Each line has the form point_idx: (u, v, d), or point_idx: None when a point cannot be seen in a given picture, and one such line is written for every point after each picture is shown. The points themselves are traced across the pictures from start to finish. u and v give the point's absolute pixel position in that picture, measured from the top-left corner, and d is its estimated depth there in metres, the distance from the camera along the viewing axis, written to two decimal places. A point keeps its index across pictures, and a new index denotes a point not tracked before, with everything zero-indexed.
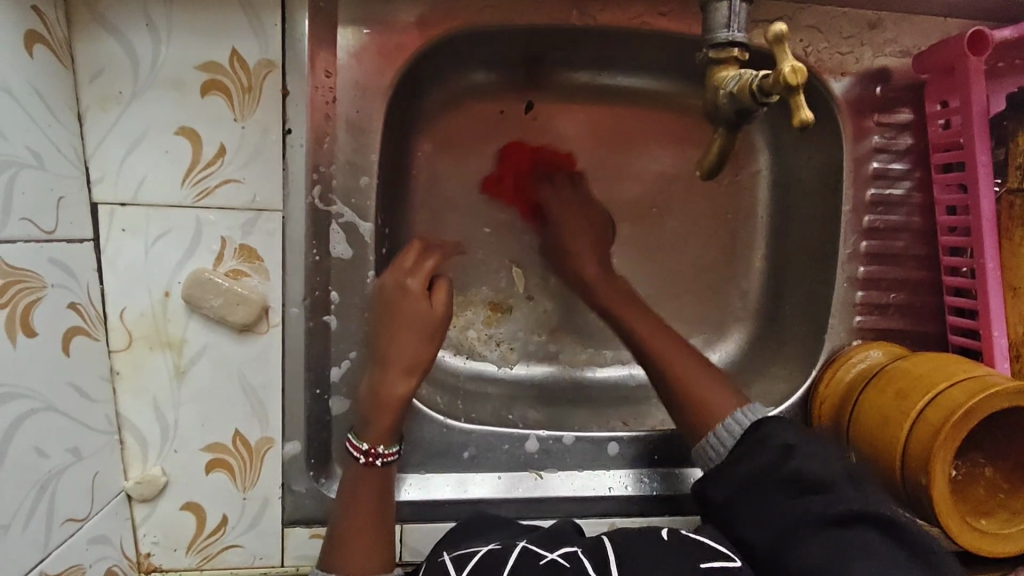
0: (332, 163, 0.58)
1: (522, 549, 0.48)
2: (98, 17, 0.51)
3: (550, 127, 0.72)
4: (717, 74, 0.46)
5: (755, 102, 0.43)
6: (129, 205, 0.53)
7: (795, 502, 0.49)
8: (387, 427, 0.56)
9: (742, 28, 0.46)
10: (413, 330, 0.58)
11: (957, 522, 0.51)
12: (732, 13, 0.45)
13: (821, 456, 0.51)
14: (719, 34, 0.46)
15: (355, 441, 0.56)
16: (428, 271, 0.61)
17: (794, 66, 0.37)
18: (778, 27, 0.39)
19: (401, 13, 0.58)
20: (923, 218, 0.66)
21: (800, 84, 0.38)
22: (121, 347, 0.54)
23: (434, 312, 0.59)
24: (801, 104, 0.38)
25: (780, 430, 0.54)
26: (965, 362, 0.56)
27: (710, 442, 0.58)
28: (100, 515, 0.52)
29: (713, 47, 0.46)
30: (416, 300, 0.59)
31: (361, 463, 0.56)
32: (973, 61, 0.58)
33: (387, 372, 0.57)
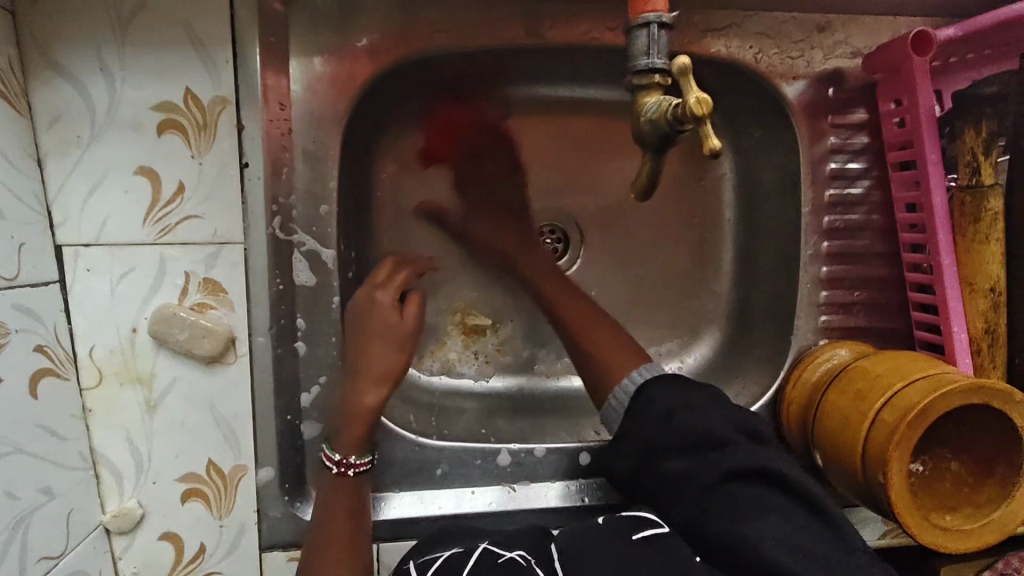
0: (291, 193, 0.58)
1: (482, 549, 0.50)
2: (51, 63, 0.52)
3: (514, 141, 0.73)
4: (641, 100, 0.46)
5: (672, 130, 0.43)
6: (92, 246, 0.54)
7: (694, 460, 0.53)
8: (357, 436, 0.58)
9: (662, 54, 0.45)
10: (382, 347, 0.59)
11: (916, 519, 0.52)
12: (650, 42, 0.45)
13: (701, 410, 0.55)
14: (640, 61, 0.46)
15: (328, 452, 0.58)
16: (399, 285, 0.63)
17: (698, 97, 0.38)
18: (681, 61, 0.39)
19: (352, 42, 0.59)
20: (884, 216, 0.66)
21: (707, 114, 0.38)
22: (92, 384, 0.56)
23: (401, 325, 0.61)
24: (709, 132, 0.38)
25: (662, 393, 0.58)
26: (923, 361, 0.56)
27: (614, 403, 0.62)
28: (78, 550, 0.53)
29: (637, 74, 0.46)
30: (387, 312, 0.61)
31: (333, 473, 0.57)
32: (917, 61, 0.59)
33: (357, 386, 0.58)
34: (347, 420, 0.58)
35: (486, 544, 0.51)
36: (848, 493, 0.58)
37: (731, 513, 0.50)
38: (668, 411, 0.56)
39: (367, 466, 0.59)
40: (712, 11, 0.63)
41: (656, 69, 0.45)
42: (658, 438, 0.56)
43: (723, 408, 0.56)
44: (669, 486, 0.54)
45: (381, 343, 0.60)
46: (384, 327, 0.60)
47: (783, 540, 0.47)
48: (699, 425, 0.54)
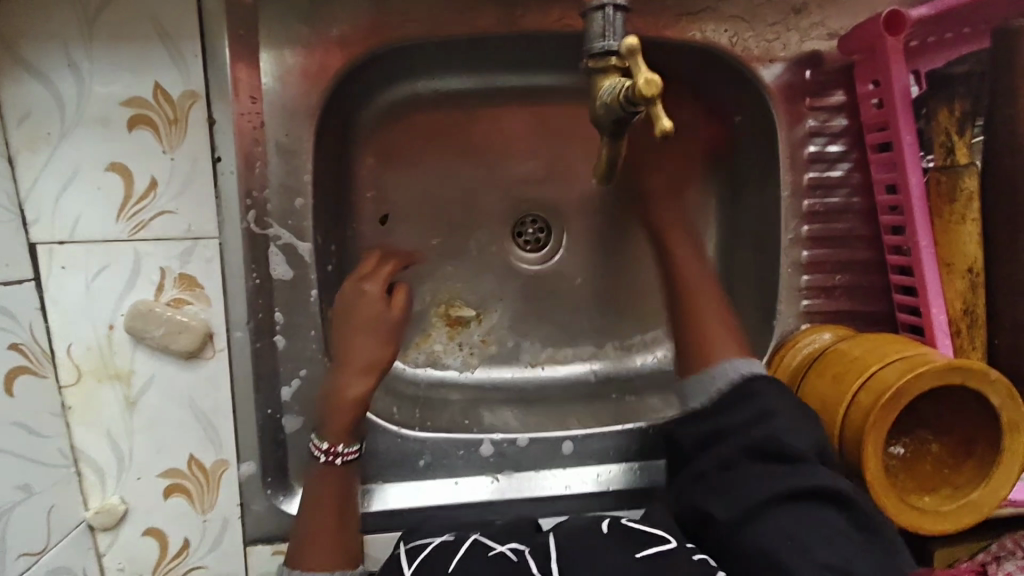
0: (265, 187, 0.58)
1: (475, 541, 0.50)
2: (19, 61, 0.52)
3: (493, 130, 0.72)
4: (599, 83, 0.45)
5: (626, 111, 0.43)
6: (66, 244, 0.54)
7: (768, 466, 0.52)
8: (343, 426, 0.58)
9: (619, 36, 0.45)
10: (368, 334, 0.60)
11: (894, 501, 0.52)
12: (606, 24, 0.45)
13: (793, 419, 0.54)
14: (597, 44, 0.45)
15: (317, 441, 0.58)
16: (385, 276, 0.63)
17: (647, 78, 0.38)
18: (630, 42, 0.38)
19: (322, 34, 0.58)
20: (864, 198, 0.66)
21: (656, 95, 0.38)
22: (71, 382, 0.56)
23: (388, 317, 0.61)
24: (660, 114, 0.37)
25: (765, 389, 0.57)
26: (900, 342, 0.56)
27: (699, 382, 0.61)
28: (60, 546, 0.54)
29: (593, 57, 0.45)
30: (374, 301, 0.61)
31: (320, 461, 0.57)
32: (890, 41, 0.58)
33: (345, 377, 0.58)
34: (329, 412, 0.57)
35: (478, 535, 0.51)
36: None
37: (779, 522, 0.49)
38: (764, 412, 0.55)
39: (355, 456, 0.59)
40: None
41: (612, 51, 0.44)
42: (742, 436, 0.55)
43: (813, 418, 0.54)
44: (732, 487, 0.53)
45: (363, 332, 0.60)
46: (371, 317, 0.60)
47: (822, 563, 0.46)
48: (786, 431, 0.53)
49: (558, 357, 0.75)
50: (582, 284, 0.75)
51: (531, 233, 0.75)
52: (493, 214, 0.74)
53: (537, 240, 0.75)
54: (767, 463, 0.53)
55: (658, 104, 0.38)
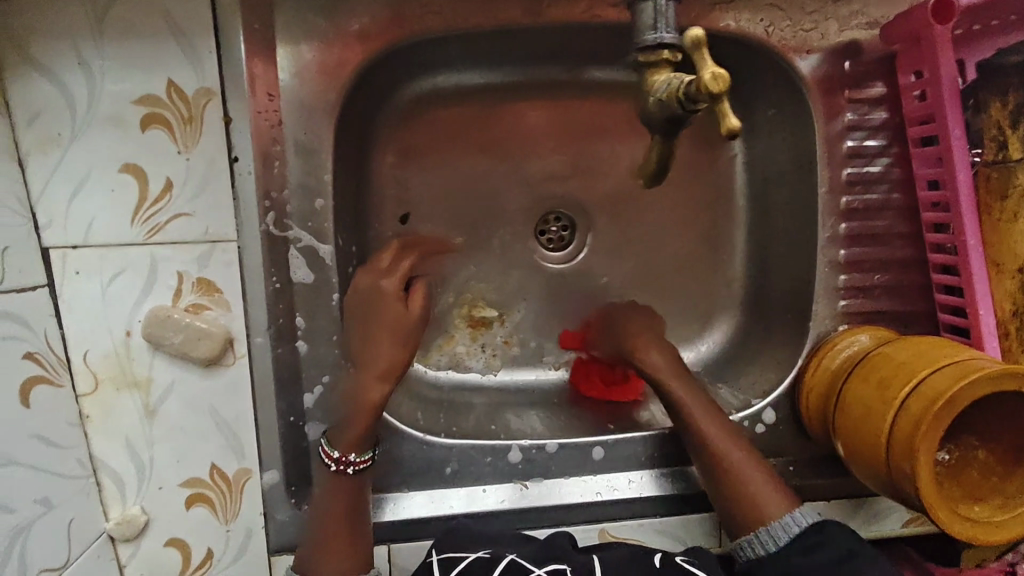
0: (284, 188, 0.56)
1: (509, 560, 0.50)
2: (28, 58, 0.50)
3: (516, 127, 0.70)
4: (650, 78, 0.44)
5: (683, 108, 0.40)
6: (80, 248, 0.52)
7: None
8: (359, 434, 0.56)
9: (671, 28, 0.44)
10: (386, 337, 0.57)
11: (946, 513, 0.50)
12: (658, 14, 0.43)
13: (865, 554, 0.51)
14: (648, 36, 0.44)
15: (327, 448, 0.56)
16: (405, 273, 0.62)
17: (714, 73, 0.35)
18: (694, 33, 0.37)
19: (341, 27, 0.56)
20: (904, 194, 0.63)
21: (724, 91, 0.35)
22: (89, 391, 0.54)
23: (408, 317, 0.59)
24: (728, 112, 0.35)
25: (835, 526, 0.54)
26: (948, 346, 0.54)
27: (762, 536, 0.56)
28: (81, 559, 0.52)
29: (644, 50, 0.44)
30: (392, 300, 0.59)
31: (332, 470, 0.56)
32: (940, 29, 0.56)
33: (362, 381, 0.56)
34: (351, 417, 0.56)
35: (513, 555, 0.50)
36: (872, 485, 0.56)
37: None
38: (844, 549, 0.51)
39: (367, 464, 0.57)
40: None
41: (666, 43, 0.43)
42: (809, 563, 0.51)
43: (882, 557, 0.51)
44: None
45: (383, 335, 0.58)
46: (389, 317, 0.58)
47: None
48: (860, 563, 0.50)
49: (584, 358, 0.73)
50: (607, 284, 0.73)
51: (555, 231, 0.73)
52: (517, 213, 0.71)
53: (561, 239, 0.73)
54: None
55: (725, 101, 0.36)
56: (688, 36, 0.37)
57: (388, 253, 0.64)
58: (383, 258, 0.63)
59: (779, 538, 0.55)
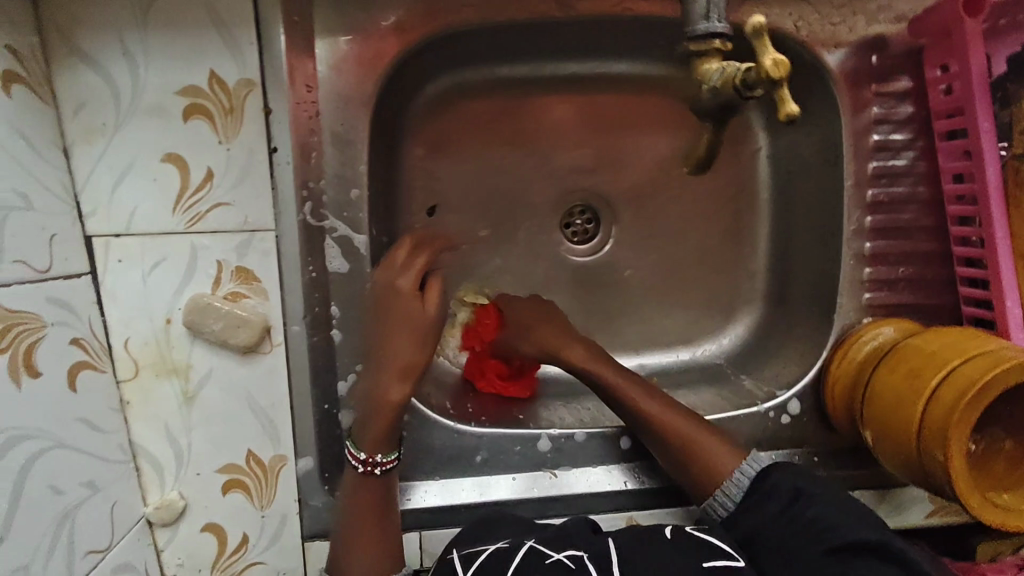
0: (322, 178, 0.57)
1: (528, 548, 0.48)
2: (74, 49, 0.51)
3: (543, 120, 0.71)
4: (701, 67, 0.44)
5: (740, 95, 0.42)
6: (123, 236, 0.53)
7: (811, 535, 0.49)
8: (380, 435, 0.55)
9: (722, 17, 0.43)
10: (407, 335, 0.56)
11: (979, 500, 0.51)
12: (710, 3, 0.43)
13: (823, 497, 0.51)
14: (698, 25, 0.44)
15: (352, 449, 0.56)
16: (420, 269, 0.58)
17: (775, 59, 0.37)
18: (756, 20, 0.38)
19: (378, 19, 0.57)
20: (929, 188, 0.64)
21: (783, 77, 0.37)
22: (129, 377, 0.55)
23: (428, 314, 0.57)
24: (786, 97, 0.37)
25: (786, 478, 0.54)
26: (976, 336, 0.55)
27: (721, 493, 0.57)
28: (123, 542, 0.53)
29: (694, 40, 0.44)
30: (408, 298, 0.57)
31: (359, 471, 0.55)
32: (970, 23, 0.57)
33: (382, 381, 0.55)
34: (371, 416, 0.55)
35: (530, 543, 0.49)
36: (901, 474, 0.57)
37: None
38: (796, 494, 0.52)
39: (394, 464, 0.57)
40: None
41: (717, 33, 0.43)
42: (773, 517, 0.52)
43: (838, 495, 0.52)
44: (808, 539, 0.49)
45: (401, 330, 0.56)
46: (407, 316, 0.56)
47: None
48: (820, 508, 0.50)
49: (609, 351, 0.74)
50: (631, 276, 0.74)
51: (579, 224, 0.73)
52: (542, 205, 0.72)
53: (585, 232, 0.73)
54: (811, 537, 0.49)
55: (783, 87, 0.38)
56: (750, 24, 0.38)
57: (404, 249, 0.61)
58: (396, 254, 0.59)
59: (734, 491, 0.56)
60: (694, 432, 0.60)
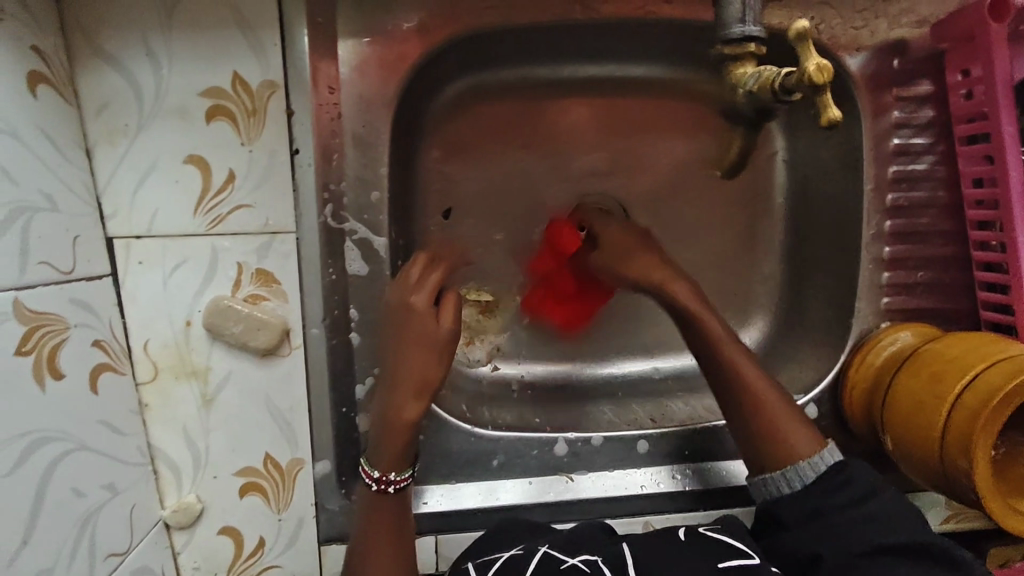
0: (342, 179, 0.57)
1: (544, 553, 0.49)
2: (98, 51, 0.51)
3: (561, 122, 0.70)
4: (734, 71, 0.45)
5: (779, 99, 0.42)
6: (143, 238, 0.53)
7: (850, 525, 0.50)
8: (396, 452, 0.55)
9: (756, 20, 0.43)
10: (424, 353, 0.55)
11: (1001, 506, 0.51)
12: (745, 7, 0.43)
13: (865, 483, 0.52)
14: (732, 29, 0.44)
15: (366, 467, 0.55)
16: (434, 286, 0.57)
17: (818, 65, 0.37)
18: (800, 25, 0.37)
19: (401, 22, 0.57)
20: (949, 192, 0.64)
21: (827, 82, 0.37)
22: (148, 379, 0.55)
23: (442, 331, 0.56)
24: (830, 103, 0.37)
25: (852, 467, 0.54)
26: (999, 341, 0.55)
27: (782, 475, 0.55)
28: (142, 545, 0.53)
29: (728, 44, 0.44)
30: (423, 316, 0.56)
31: (373, 490, 0.55)
32: (995, 27, 0.56)
33: (397, 399, 0.54)
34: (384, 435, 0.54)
35: (546, 548, 0.49)
36: (921, 479, 0.57)
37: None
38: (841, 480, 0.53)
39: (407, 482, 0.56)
40: None
41: (751, 37, 0.43)
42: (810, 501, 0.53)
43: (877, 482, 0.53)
44: (821, 538, 0.50)
45: (414, 350, 0.55)
46: (421, 334, 0.55)
47: None
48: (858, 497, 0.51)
49: (624, 355, 0.74)
50: None
51: None
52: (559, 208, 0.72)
53: None
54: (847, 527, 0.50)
55: (826, 92, 0.38)
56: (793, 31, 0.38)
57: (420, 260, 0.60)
58: (410, 270, 0.58)
59: (805, 478, 0.54)
60: (765, 390, 0.58)
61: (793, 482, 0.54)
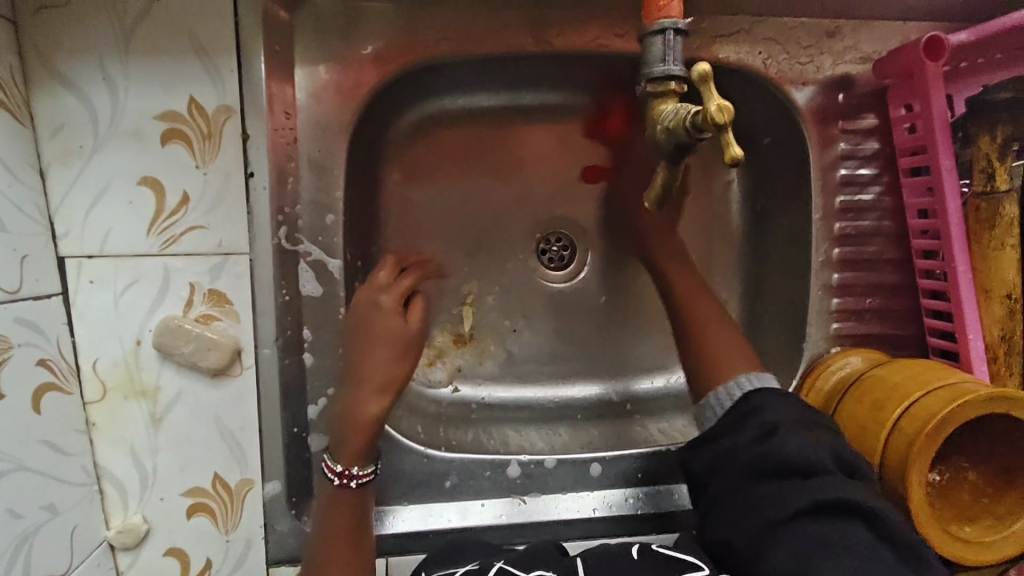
0: (297, 203, 0.58)
1: (499, 568, 0.49)
2: (54, 74, 0.52)
3: (521, 147, 0.72)
4: (657, 108, 0.47)
5: (690, 136, 0.43)
6: (95, 258, 0.54)
7: (777, 487, 0.50)
8: (359, 448, 0.56)
9: (677, 61, 0.47)
10: (386, 350, 0.58)
11: (938, 532, 0.52)
12: (666, 48, 0.46)
13: (799, 432, 0.52)
14: (656, 68, 0.47)
15: (329, 462, 0.56)
16: (404, 290, 0.62)
17: (719, 105, 0.38)
18: (701, 67, 0.39)
19: (358, 52, 0.58)
20: (895, 222, 0.66)
21: (728, 122, 0.38)
22: (96, 398, 0.55)
23: (409, 329, 0.60)
24: (730, 141, 0.38)
25: (775, 406, 0.55)
26: (940, 369, 0.56)
27: (711, 401, 0.59)
28: (82, 567, 0.52)
29: (652, 81, 0.47)
30: (389, 314, 0.60)
31: (335, 484, 0.56)
32: (930, 66, 0.59)
33: (361, 395, 0.57)
34: (345, 431, 0.56)
35: (502, 562, 0.49)
36: None
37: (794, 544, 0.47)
38: (769, 427, 0.53)
39: (371, 477, 0.57)
40: (719, 16, 0.62)
41: (673, 76, 0.46)
42: (744, 455, 0.54)
43: (819, 433, 0.52)
44: (746, 507, 0.52)
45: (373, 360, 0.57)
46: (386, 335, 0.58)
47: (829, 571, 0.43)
48: (791, 447, 0.51)
49: (585, 379, 0.75)
50: (605, 302, 0.75)
51: (555, 251, 0.74)
52: (518, 231, 0.73)
53: (561, 259, 0.74)
54: (776, 486, 0.51)
55: (728, 131, 0.39)
56: (693, 70, 0.40)
57: (387, 269, 0.64)
58: (380, 274, 0.63)
59: (724, 402, 0.58)
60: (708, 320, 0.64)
61: (718, 408, 0.59)
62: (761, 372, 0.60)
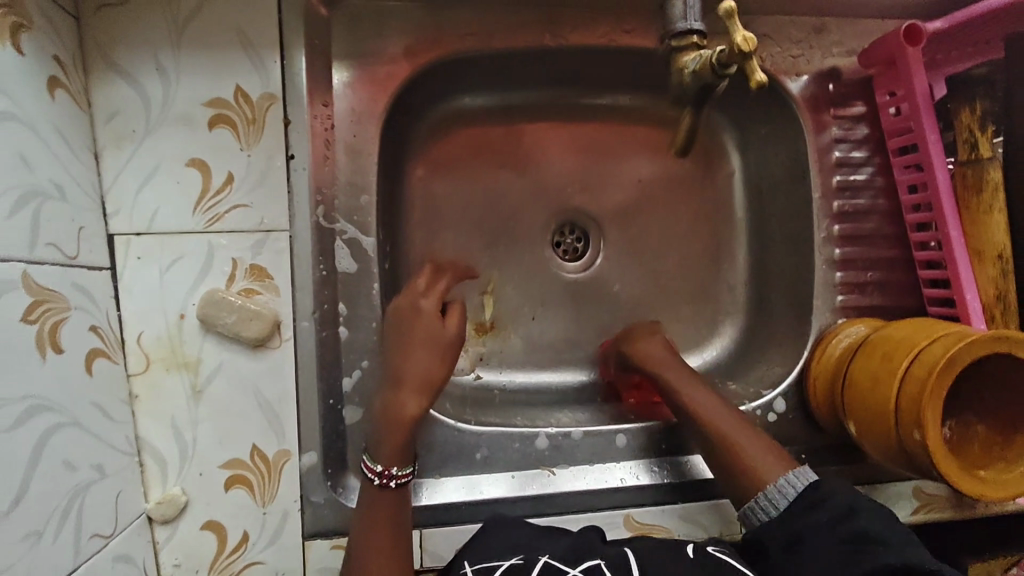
0: (334, 184, 0.62)
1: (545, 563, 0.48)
2: (111, 66, 0.56)
3: (535, 143, 0.77)
4: (681, 58, 0.55)
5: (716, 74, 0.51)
6: (143, 235, 0.56)
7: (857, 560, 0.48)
8: (395, 444, 0.57)
9: (696, 18, 0.54)
10: (427, 352, 0.60)
11: (958, 471, 0.54)
12: (687, 7, 0.54)
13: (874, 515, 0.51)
14: (678, 25, 0.55)
15: (369, 462, 0.57)
16: (440, 294, 0.64)
17: (745, 38, 0.46)
18: (726, 6, 0.45)
19: (390, 46, 0.63)
20: (887, 199, 0.71)
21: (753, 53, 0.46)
22: (139, 370, 0.56)
23: (447, 333, 0.62)
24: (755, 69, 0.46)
25: (840, 493, 0.54)
26: (938, 322, 0.60)
27: (760, 502, 0.57)
28: (125, 534, 0.53)
29: (675, 38, 0.55)
30: (431, 318, 0.62)
31: (375, 484, 0.56)
32: (912, 51, 0.64)
33: (397, 395, 0.58)
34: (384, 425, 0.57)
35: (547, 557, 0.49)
36: (884, 458, 0.60)
37: None
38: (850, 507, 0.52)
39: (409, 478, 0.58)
40: None
41: (693, 30, 0.54)
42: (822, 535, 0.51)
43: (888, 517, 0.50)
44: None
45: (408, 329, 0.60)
46: (425, 334, 0.60)
47: None
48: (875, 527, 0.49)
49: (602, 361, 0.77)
50: (620, 289, 0.78)
51: (569, 242, 0.78)
52: (535, 221, 0.77)
53: (575, 249, 0.78)
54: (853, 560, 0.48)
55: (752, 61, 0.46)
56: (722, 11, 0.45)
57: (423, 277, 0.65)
58: (417, 280, 0.65)
59: (778, 502, 0.56)
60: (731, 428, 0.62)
61: (770, 509, 0.56)
62: (801, 467, 0.59)
